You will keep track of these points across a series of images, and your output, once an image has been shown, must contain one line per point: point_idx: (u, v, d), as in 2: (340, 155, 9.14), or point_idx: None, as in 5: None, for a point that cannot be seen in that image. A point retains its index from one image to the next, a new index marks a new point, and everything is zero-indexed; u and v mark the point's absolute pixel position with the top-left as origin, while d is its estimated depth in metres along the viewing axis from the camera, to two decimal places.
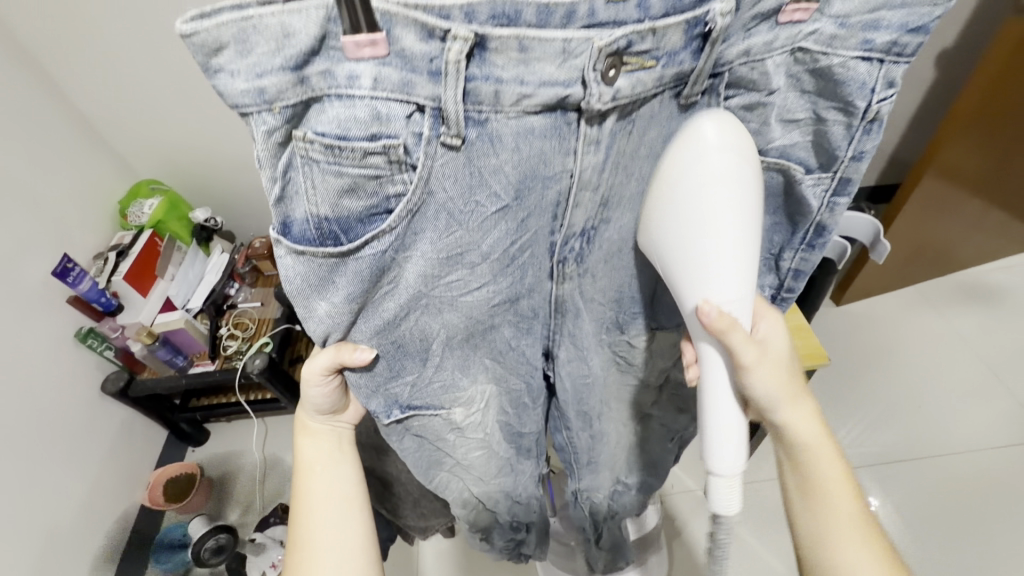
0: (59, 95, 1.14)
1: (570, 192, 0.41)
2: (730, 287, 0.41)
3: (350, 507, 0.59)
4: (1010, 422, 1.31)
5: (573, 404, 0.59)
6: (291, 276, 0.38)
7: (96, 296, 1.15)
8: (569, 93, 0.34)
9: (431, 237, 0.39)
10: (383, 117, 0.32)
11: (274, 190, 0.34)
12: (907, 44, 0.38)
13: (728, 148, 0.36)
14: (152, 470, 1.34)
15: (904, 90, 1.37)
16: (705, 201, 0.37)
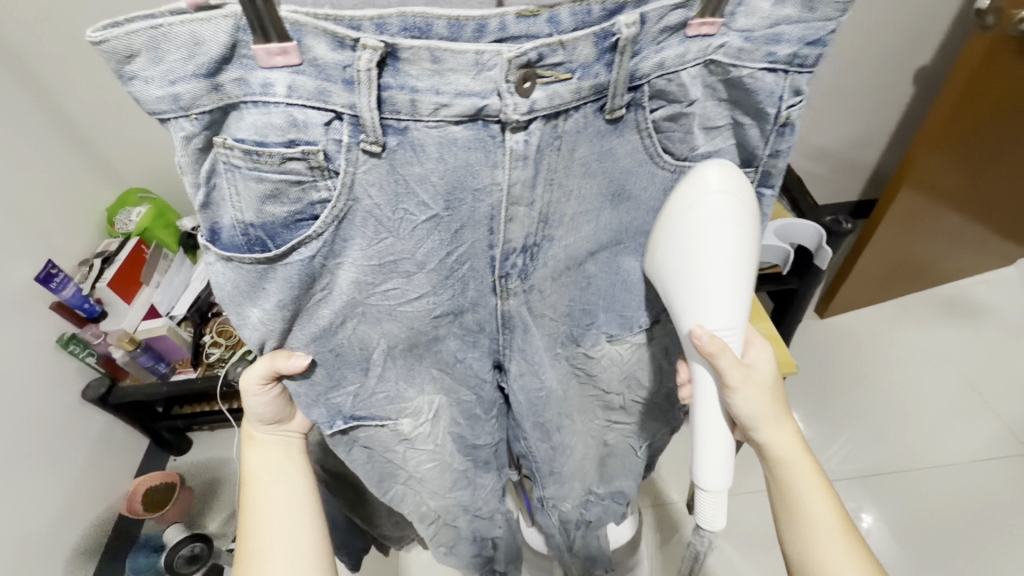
0: (49, 99, 1.16)
1: (502, 206, 0.40)
2: (721, 318, 0.45)
3: (303, 517, 0.59)
4: (990, 436, 1.32)
5: (530, 417, 0.58)
6: (223, 282, 0.40)
7: (79, 302, 1.17)
8: (485, 103, 0.35)
9: (360, 245, 0.40)
10: (300, 124, 0.34)
11: (199, 196, 0.37)
12: (807, 55, 0.38)
13: (730, 192, 0.42)
14: (131, 478, 1.32)
15: (883, 105, 1.40)
16: (708, 235, 0.42)
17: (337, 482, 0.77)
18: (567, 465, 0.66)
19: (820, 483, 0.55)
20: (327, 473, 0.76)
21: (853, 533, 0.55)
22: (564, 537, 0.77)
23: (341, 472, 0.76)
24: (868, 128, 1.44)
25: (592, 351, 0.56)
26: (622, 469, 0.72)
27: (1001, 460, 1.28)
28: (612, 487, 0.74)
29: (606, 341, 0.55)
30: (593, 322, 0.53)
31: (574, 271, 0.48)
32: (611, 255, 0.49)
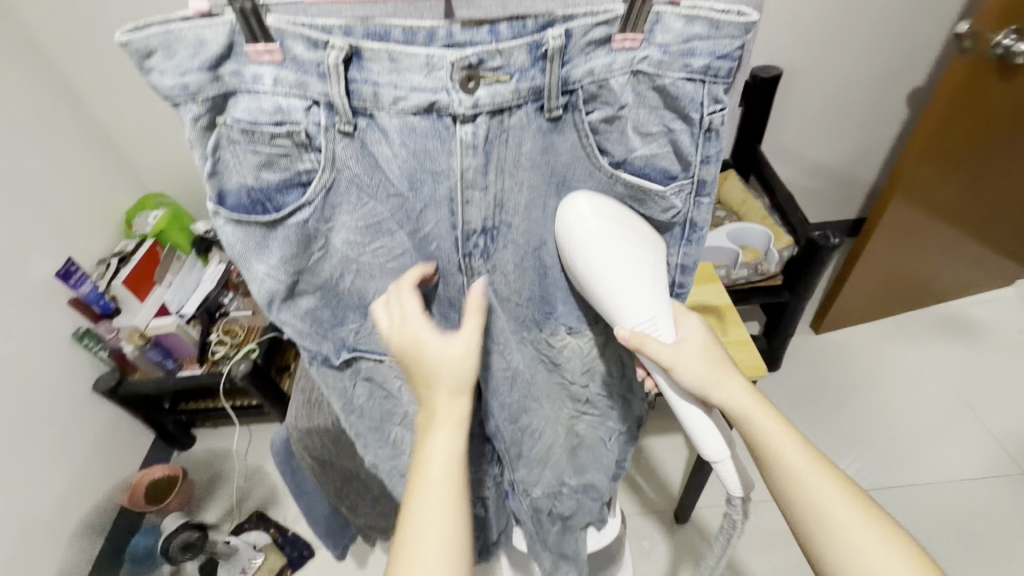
0: (80, 107, 1.26)
1: (457, 189, 0.44)
2: (636, 313, 0.50)
3: (449, 530, 0.45)
4: (986, 453, 1.32)
5: (500, 395, 0.61)
6: (232, 241, 0.45)
7: (95, 298, 1.23)
8: (436, 98, 0.39)
9: (348, 210, 0.45)
10: (284, 108, 0.39)
11: (205, 167, 0.41)
12: (718, 68, 0.43)
13: (607, 217, 0.47)
14: (135, 470, 1.37)
15: (875, 125, 1.43)
16: (601, 250, 0.48)
17: (326, 468, 0.81)
18: (544, 452, 0.70)
19: (795, 442, 0.54)
20: (318, 460, 0.80)
21: (848, 487, 0.53)
22: (537, 527, 0.78)
23: (330, 461, 0.80)
24: (860, 147, 1.47)
25: (553, 342, 0.61)
26: (592, 462, 0.76)
27: (992, 478, 1.28)
28: (584, 480, 0.77)
29: (565, 332, 0.61)
30: (552, 312, 0.58)
31: (535, 255, 0.52)
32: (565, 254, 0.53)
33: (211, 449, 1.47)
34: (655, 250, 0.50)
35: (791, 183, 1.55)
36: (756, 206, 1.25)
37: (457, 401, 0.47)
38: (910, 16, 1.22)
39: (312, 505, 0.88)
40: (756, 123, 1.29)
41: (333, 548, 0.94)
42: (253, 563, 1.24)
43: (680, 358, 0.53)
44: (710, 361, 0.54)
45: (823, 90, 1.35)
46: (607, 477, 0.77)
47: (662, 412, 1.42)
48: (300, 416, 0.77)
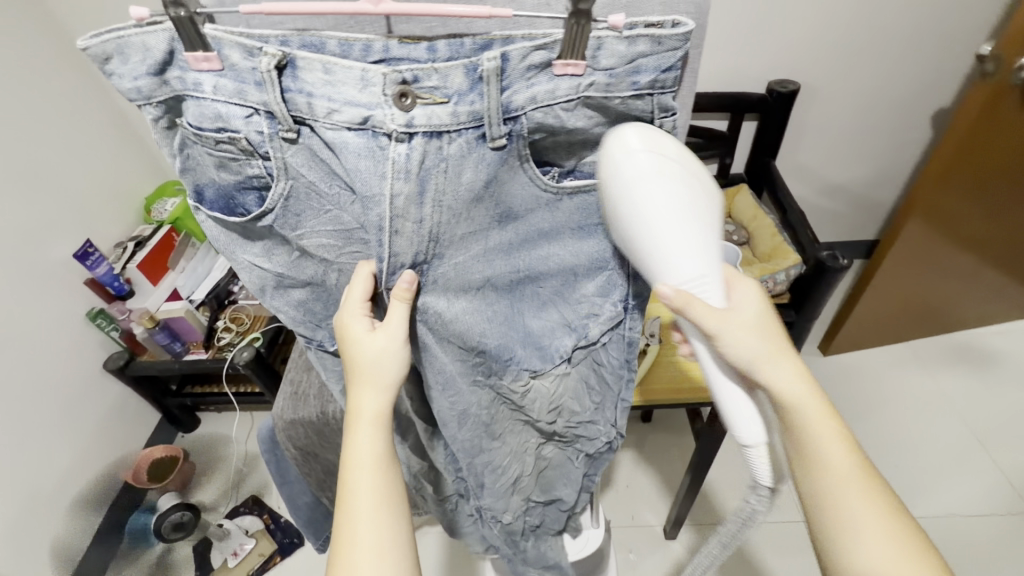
0: (104, 95, 1.30)
1: (389, 217, 0.40)
2: (684, 269, 0.44)
3: (381, 518, 0.48)
4: (995, 489, 1.27)
5: (453, 433, 0.62)
6: (214, 234, 0.46)
7: (110, 280, 1.28)
8: (371, 115, 0.37)
9: (311, 217, 0.43)
10: (224, 116, 0.39)
11: (177, 163, 0.44)
12: (665, 81, 0.40)
13: (657, 152, 0.41)
14: (139, 448, 1.42)
15: (897, 145, 1.39)
16: (649, 191, 0.41)
17: (308, 460, 0.82)
18: (511, 485, 0.71)
19: (831, 427, 0.50)
20: (300, 451, 0.81)
21: (870, 473, 0.50)
22: (512, 549, 0.81)
23: (313, 452, 0.82)
24: (880, 168, 1.43)
25: (515, 385, 0.60)
26: (559, 479, 0.75)
27: (999, 518, 1.22)
28: (551, 496, 0.77)
29: (530, 375, 0.60)
30: (512, 358, 0.57)
31: (478, 293, 0.50)
32: (518, 282, 0.52)
33: (212, 433, 1.51)
34: (710, 189, 0.44)
35: (805, 202, 1.52)
36: (767, 222, 1.22)
37: (373, 397, 0.50)
38: (936, 36, 1.18)
39: (295, 496, 0.90)
40: (770, 139, 1.27)
41: (315, 540, 0.95)
42: (243, 546, 1.27)
43: (728, 328, 0.47)
44: (765, 340, 0.49)
45: (842, 109, 1.31)
46: (574, 493, 0.77)
47: (658, 426, 1.41)
48: (286, 407, 0.79)
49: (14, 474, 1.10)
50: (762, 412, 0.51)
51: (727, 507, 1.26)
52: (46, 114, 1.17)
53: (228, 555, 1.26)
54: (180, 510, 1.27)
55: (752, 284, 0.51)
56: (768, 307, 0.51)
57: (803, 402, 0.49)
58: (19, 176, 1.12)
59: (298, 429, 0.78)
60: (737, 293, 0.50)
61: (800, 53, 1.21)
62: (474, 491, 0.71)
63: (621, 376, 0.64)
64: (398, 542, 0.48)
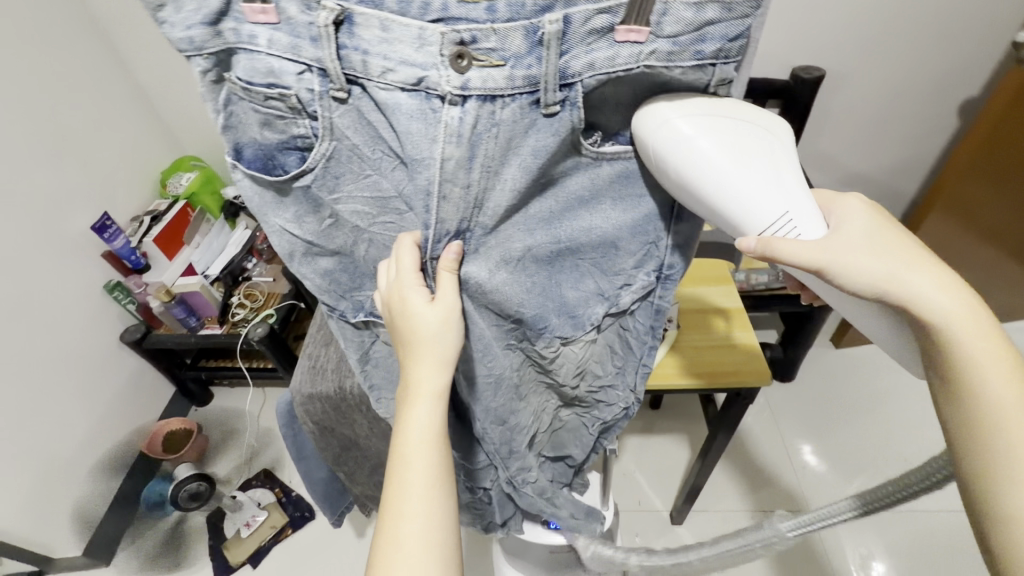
0: (123, 67, 1.29)
1: (437, 181, 0.38)
2: (760, 210, 0.39)
3: (432, 494, 0.47)
4: None
5: (484, 399, 0.61)
6: (250, 194, 0.45)
7: (127, 254, 1.28)
8: (426, 75, 0.35)
9: (350, 180, 0.42)
10: (276, 72, 0.36)
11: (219, 120, 0.40)
12: (730, 49, 0.38)
13: (693, 112, 0.39)
14: (154, 420, 1.44)
15: (925, 137, 1.35)
16: (704, 147, 0.38)
17: (325, 434, 0.84)
18: (525, 445, 0.70)
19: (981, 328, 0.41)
20: (317, 425, 0.82)
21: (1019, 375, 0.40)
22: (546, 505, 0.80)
23: (329, 426, 0.83)
24: (904, 160, 1.41)
25: (546, 351, 0.58)
26: (573, 440, 0.76)
27: None
28: (560, 454, 0.77)
29: (560, 343, 0.58)
30: (547, 327, 0.55)
31: (517, 266, 0.48)
32: (557, 255, 0.50)
33: (225, 408, 1.53)
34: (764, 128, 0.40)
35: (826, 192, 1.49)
36: None
37: (434, 372, 0.48)
38: (972, 22, 1.14)
39: (310, 470, 0.91)
40: (793, 125, 1.24)
41: (330, 513, 0.97)
42: (255, 518, 1.30)
43: (836, 254, 0.41)
44: (888, 256, 0.42)
45: (869, 96, 1.28)
46: (585, 452, 0.77)
47: (667, 413, 1.41)
48: (304, 381, 0.80)
49: (34, 439, 1.13)
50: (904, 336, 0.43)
51: (736, 495, 1.27)
52: (65, 84, 1.16)
53: (241, 525, 1.29)
54: (195, 479, 1.28)
55: (858, 200, 0.45)
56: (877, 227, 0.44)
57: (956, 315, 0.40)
58: (40, 147, 1.12)
59: (310, 403, 0.79)
60: (843, 213, 0.44)
61: (828, 37, 1.18)
62: (501, 462, 0.71)
63: (647, 341, 0.62)
64: (446, 523, 0.47)
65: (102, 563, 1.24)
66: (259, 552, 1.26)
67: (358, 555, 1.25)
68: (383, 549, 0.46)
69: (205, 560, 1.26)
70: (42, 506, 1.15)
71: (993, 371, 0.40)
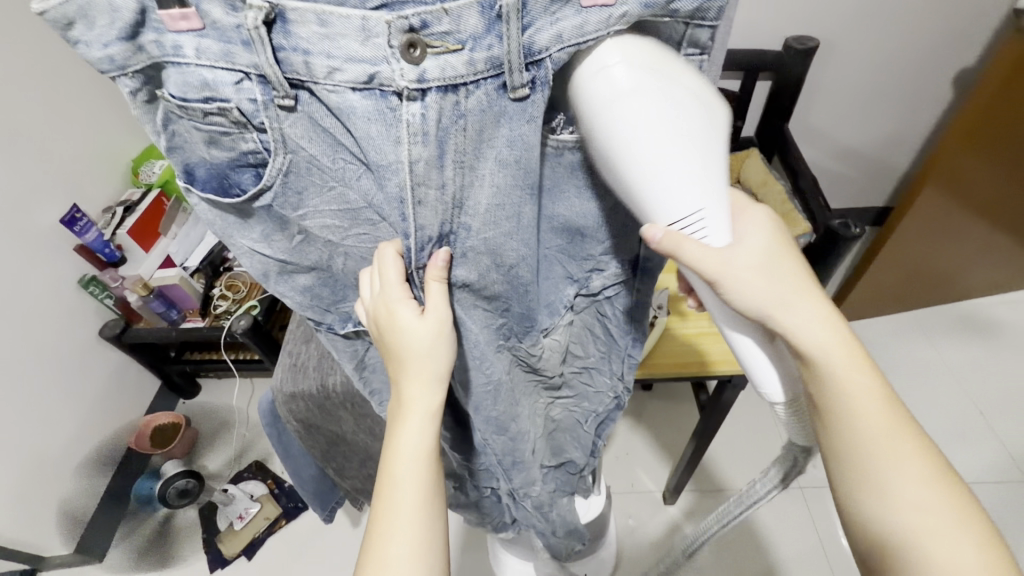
0: (80, 47, 1.21)
1: (408, 187, 0.35)
2: (673, 205, 0.36)
3: (420, 515, 0.45)
4: (998, 459, 1.25)
5: (484, 408, 0.58)
6: (210, 217, 0.41)
7: (101, 247, 1.23)
8: (377, 71, 0.32)
9: (315, 194, 0.38)
10: (212, 84, 0.32)
11: (162, 141, 0.37)
12: (708, 6, 0.34)
13: (638, 66, 0.33)
14: (141, 416, 1.41)
15: (919, 108, 1.32)
16: (624, 117, 0.33)
17: (310, 432, 0.81)
18: (530, 452, 0.67)
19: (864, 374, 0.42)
20: (301, 424, 0.80)
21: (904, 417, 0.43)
22: (540, 519, 0.78)
23: (314, 424, 0.80)
24: (898, 133, 1.37)
25: (532, 349, 0.57)
26: (570, 441, 0.74)
27: (998, 484, 1.22)
28: (562, 460, 0.76)
29: (542, 335, 0.57)
30: (535, 325, 0.54)
31: (510, 271, 0.45)
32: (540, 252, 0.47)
33: (213, 401, 1.50)
34: (704, 89, 0.35)
35: (817, 167, 1.46)
36: (778, 188, 1.17)
37: (423, 390, 0.45)
38: None
39: (299, 468, 0.90)
40: (786, 99, 1.20)
41: (321, 510, 0.96)
42: (248, 510, 1.29)
43: (733, 268, 0.40)
44: (779, 276, 0.42)
45: (863, 66, 1.24)
46: (585, 454, 0.76)
47: (660, 394, 1.41)
48: (285, 380, 0.78)
49: (14, 441, 1.10)
50: (777, 358, 0.45)
51: (726, 474, 1.28)
52: (20, 69, 1.09)
53: (235, 518, 1.28)
54: (184, 477, 1.27)
55: (762, 212, 0.43)
56: (776, 240, 0.43)
57: (833, 346, 0.42)
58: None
59: (297, 403, 0.77)
60: (744, 222, 0.43)
61: (823, 6, 1.13)
62: (503, 472, 0.68)
63: (627, 331, 0.60)
64: (433, 539, 0.45)
65: (95, 560, 1.23)
66: (253, 544, 1.26)
67: (352, 543, 1.25)
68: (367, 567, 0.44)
69: (201, 553, 1.25)
70: (25, 507, 1.13)
71: (868, 403, 0.42)
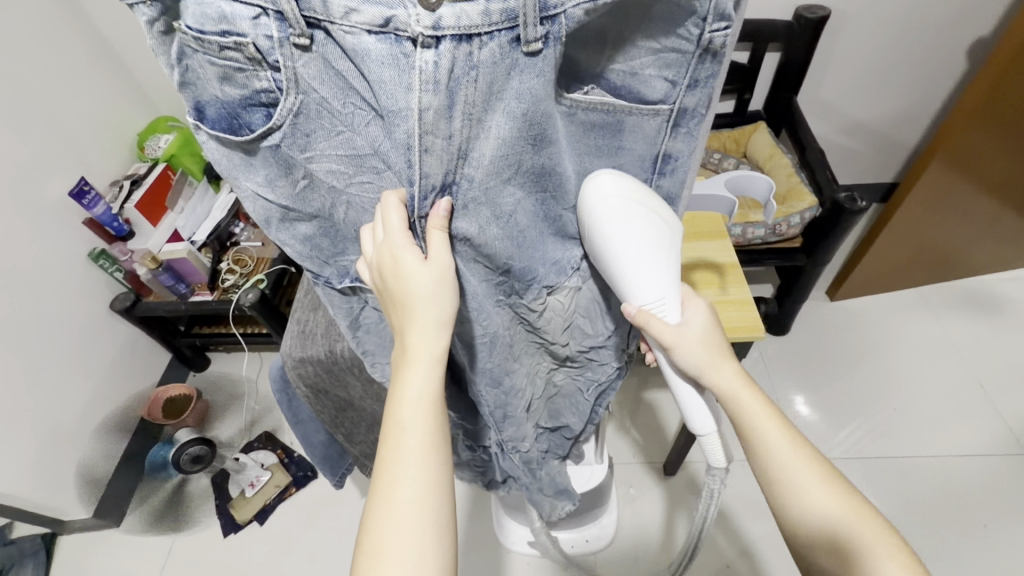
0: (85, 19, 1.20)
1: (415, 133, 0.36)
2: (648, 292, 0.49)
3: (427, 460, 0.45)
4: (994, 433, 1.26)
5: (480, 360, 0.59)
6: (217, 158, 0.41)
7: (108, 220, 1.24)
8: (393, 15, 0.32)
9: (323, 137, 0.39)
10: (230, 17, 0.32)
11: (175, 75, 0.36)
12: None
13: (629, 192, 0.45)
14: (153, 386, 1.45)
15: (931, 82, 1.30)
16: (617, 231, 0.46)
17: (319, 397, 0.83)
18: (522, 409, 0.69)
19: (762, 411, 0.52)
20: (311, 389, 0.82)
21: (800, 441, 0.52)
22: (530, 477, 0.80)
23: (322, 389, 0.82)
24: (910, 107, 1.35)
25: (534, 305, 0.58)
26: (568, 407, 0.76)
27: (998, 458, 1.23)
28: (558, 423, 0.78)
29: (546, 293, 0.57)
30: (535, 278, 0.54)
31: (509, 223, 0.46)
32: (543, 206, 0.48)
33: (221, 373, 1.53)
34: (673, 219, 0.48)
35: (826, 142, 1.45)
36: (783, 161, 1.17)
37: (430, 336, 0.46)
38: None
39: (309, 433, 0.92)
40: (794, 70, 1.19)
41: (331, 474, 0.98)
42: (259, 478, 1.33)
43: (682, 336, 0.50)
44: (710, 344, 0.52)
45: (875, 37, 1.22)
46: (582, 421, 0.77)
47: None
48: (294, 345, 0.79)
49: (31, 408, 1.14)
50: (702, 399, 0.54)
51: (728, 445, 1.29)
52: (25, 40, 1.09)
53: (246, 485, 1.32)
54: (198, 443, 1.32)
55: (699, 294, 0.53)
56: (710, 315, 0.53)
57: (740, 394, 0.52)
58: (7, 109, 1.07)
59: (302, 369, 0.79)
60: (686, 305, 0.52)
61: None
62: (494, 426, 0.69)
63: None
64: (440, 486, 0.45)
65: (113, 523, 1.28)
66: (264, 510, 1.30)
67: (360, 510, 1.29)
68: (375, 513, 0.45)
69: (213, 518, 1.29)
70: (43, 472, 1.17)
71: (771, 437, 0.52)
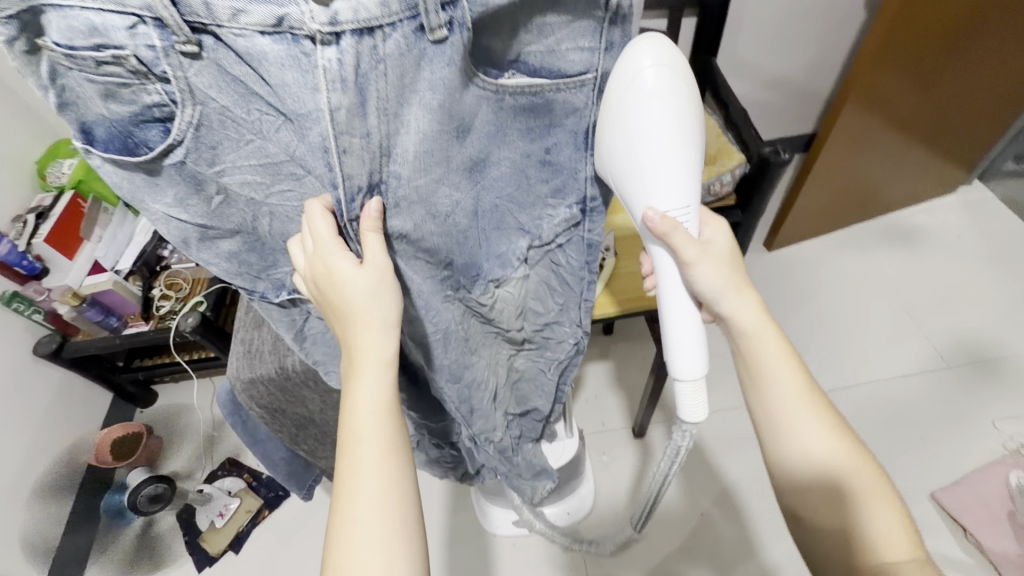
0: None
1: (331, 135, 0.35)
2: (672, 197, 0.46)
3: (388, 472, 0.45)
4: (920, 354, 1.38)
5: (437, 357, 0.59)
6: (116, 180, 0.38)
7: (17, 260, 1.11)
8: (286, 12, 0.30)
9: (231, 148, 0.37)
10: (101, 28, 0.29)
11: (50, 98, 0.33)
12: None
13: (671, 68, 0.41)
14: (98, 429, 1.36)
15: (837, 33, 1.37)
16: (652, 117, 0.41)
17: (276, 416, 0.81)
18: (488, 401, 0.70)
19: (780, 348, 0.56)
20: (266, 408, 0.79)
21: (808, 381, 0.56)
22: (505, 464, 0.81)
23: (279, 408, 0.79)
24: (821, 59, 1.43)
25: (483, 298, 0.58)
26: (535, 390, 0.76)
27: (927, 375, 1.34)
28: (527, 407, 0.78)
29: (495, 286, 0.58)
30: (479, 272, 0.55)
31: (445, 218, 0.46)
32: (478, 196, 0.47)
33: (172, 404, 1.45)
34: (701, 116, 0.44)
35: (749, 100, 1.50)
36: (710, 124, 1.21)
37: (381, 342, 0.45)
38: None
39: (269, 452, 0.89)
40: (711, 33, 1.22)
41: (298, 489, 0.96)
42: (227, 507, 1.28)
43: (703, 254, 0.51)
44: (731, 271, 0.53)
45: None
46: (549, 402, 0.78)
47: (619, 337, 1.46)
48: (240, 366, 0.76)
49: None
50: (691, 336, 0.53)
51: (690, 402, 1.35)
52: None
53: (215, 516, 1.27)
54: (153, 483, 1.22)
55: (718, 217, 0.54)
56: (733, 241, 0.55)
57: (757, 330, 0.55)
58: None
59: (253, 389, 0.76)
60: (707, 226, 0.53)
61: None
62: (464, 421, 0.70)
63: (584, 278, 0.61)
64: (406, 494, 0.46)
65: None
66: (238, 537, 1.25)
67: None
68: (338, 529, 0.44)
69: (184, 555, 1.24)
70: None
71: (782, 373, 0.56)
